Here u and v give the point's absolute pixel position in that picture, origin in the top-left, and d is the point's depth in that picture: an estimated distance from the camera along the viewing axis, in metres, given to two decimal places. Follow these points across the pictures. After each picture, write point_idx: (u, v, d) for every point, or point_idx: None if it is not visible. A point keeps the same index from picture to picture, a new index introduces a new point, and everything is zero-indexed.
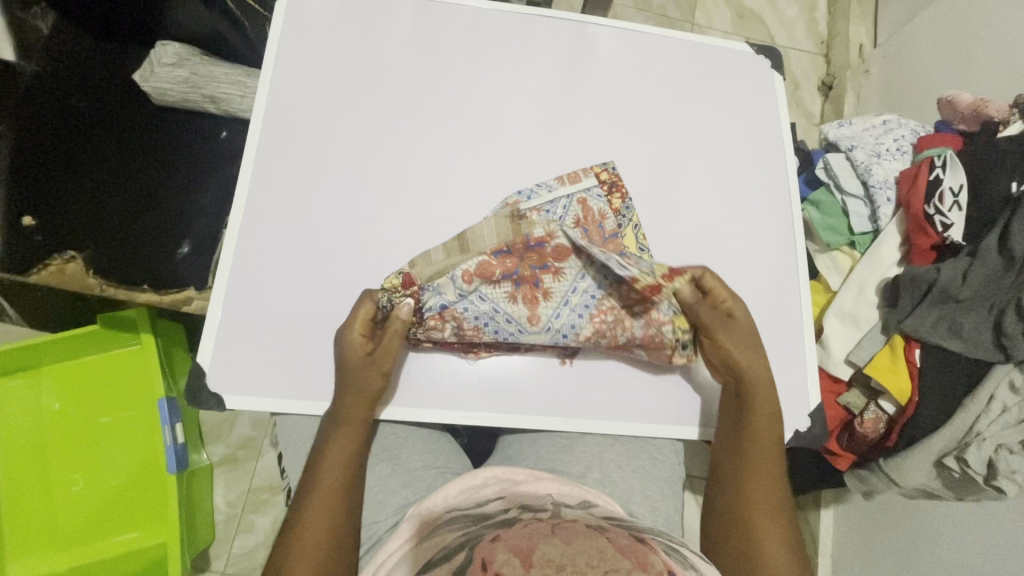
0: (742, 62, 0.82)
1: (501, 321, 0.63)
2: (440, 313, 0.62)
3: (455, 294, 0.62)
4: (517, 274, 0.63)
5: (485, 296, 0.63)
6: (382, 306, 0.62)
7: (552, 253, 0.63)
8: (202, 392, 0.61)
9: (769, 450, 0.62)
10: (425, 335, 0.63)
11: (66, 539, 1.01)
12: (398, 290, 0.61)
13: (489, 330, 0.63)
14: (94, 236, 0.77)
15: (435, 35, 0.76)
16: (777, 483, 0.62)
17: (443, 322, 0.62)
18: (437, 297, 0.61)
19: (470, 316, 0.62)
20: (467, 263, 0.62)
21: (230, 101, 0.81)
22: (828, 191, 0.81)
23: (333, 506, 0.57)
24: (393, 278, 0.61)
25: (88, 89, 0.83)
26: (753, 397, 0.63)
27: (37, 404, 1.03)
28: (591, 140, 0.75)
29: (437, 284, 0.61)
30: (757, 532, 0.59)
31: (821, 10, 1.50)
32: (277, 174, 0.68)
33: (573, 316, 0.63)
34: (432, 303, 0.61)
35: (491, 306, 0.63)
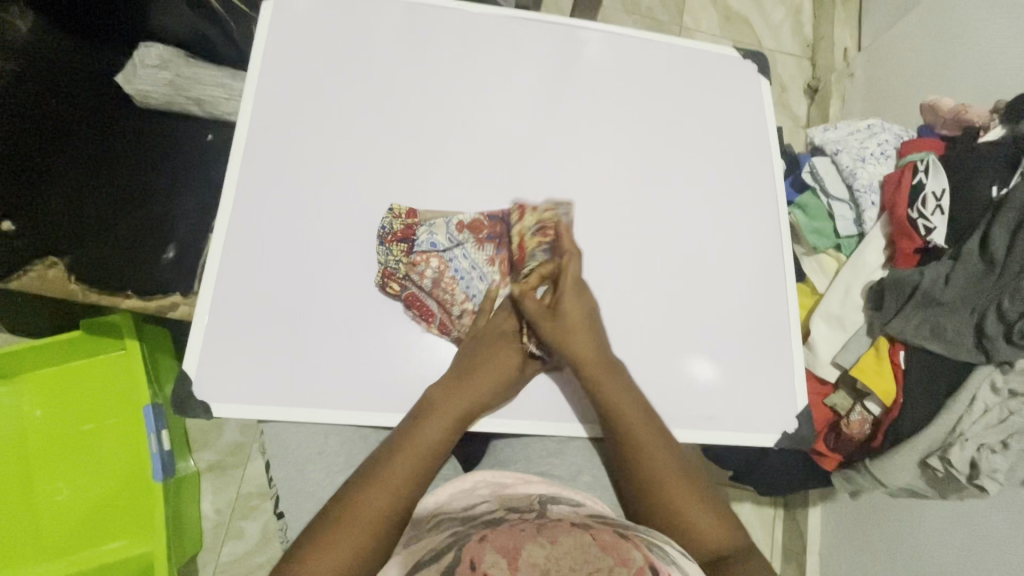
0: (729, 66, 0.83)
1: (468, 273, 0.69)
2: (428, 253, 0.67)
3: (445, 240, 0.68)
4: (501, 240, 0.70)
5: (487, 277, 0.70)
6: (383, 228, 0.67)
7: (537, 235, 0.68)
8: (189, 400, 0.60)
9: (651, 432, 0.62)
10: (409, 272, 0.66)
11: (49, 550, 0.99)
12: (400, 217, 0.68)
13: (461, 288, 0.68)
14: (75, 241, 0.75)
15: (424, 38, 0.76)
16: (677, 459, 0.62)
17: (428, 254, 0.67)
18: (429, 234, 0.68)
19: (452, 268, 0.68)
20: (462, 216, 0.70)
21: (215, 104, 0.81)
22: (813, 193, 0.81)
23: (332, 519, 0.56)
24: (399, 206, 0.69)
25: (66, 89, 0.80)
26: (577, 334, 0.64)
27: (19, 411, 1.01)
28: (579, 142, 0.75)
29: (432, 224, 0.68)
30: (672, 501, 0.60)
31: (807, 13, 1.52)
32: (264, 176, 0.68)
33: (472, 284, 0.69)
34: (424, 240, 0.68)
35: (470, 262, 0.69)
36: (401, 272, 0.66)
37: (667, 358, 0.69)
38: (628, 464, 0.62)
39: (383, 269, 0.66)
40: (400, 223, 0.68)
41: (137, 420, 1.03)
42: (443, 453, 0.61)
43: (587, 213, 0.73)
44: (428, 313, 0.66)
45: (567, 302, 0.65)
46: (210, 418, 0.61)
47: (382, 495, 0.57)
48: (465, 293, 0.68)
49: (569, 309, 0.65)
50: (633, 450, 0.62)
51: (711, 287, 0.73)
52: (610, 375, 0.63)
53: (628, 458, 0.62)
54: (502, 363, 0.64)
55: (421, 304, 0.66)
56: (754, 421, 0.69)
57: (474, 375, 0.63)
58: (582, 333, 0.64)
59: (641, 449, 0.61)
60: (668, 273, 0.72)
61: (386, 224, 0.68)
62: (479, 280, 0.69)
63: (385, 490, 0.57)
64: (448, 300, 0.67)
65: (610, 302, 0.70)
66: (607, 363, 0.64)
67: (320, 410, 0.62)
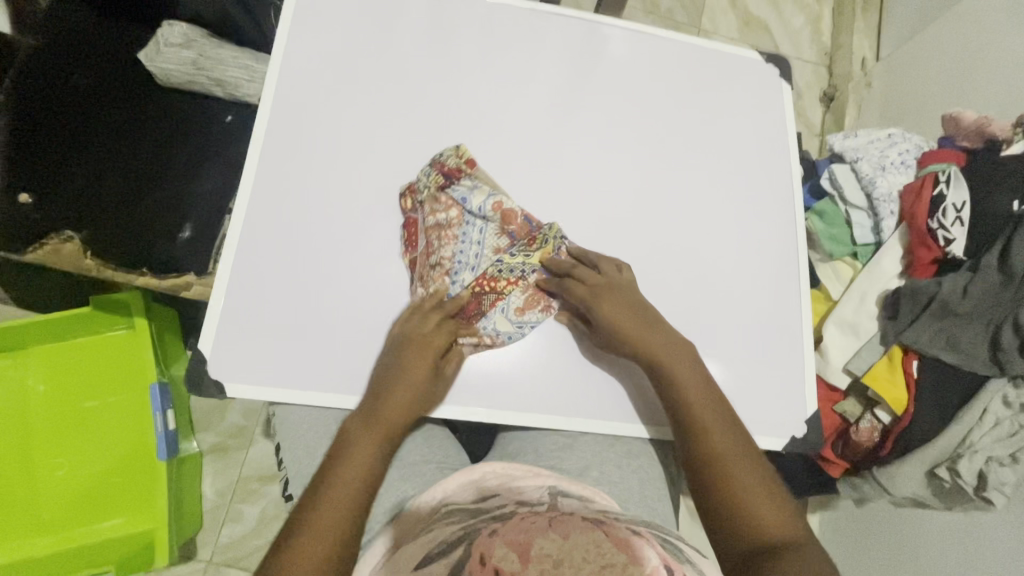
0: (750, 69, 0.82)
1: (473, 244, 0.67)
2: (453, 205, 0.68)
3: (477, 206, 0.68)
4: (516, 236, 0.69)
5: (482, 260, 0.67)
6: (439, 157, 0.70)
7: (552, 255, 0.69)
8: (203, 379, 0.60)
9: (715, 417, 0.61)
10: (429, 210, 0.67)
11: (46, 524, 0.99)
12: (460, 159, 0.69)
13: (456, 249, 0.67)
14: (89, 216, 0.75)
15: (449, 28, 0.76)
16: (740, 449, 0.60)
17: (453, 204, 0.68)
18: (467, 189, 0.68)
19: (460, 233, 0.67)
20: (506, 201, 0.69)
21: (236, 85, 0.81)
22: (831, 200, 0.81)
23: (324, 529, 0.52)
24: (461, 150, 0.70)
25: (85, 63, 0.80)
26: (630, 322, 0.65)
27: (23, 384, 1.01)
28: (597, 139, 0.75)
29: (477, 184, 0.69)
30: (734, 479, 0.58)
31: (826, 21, 1.52)
32: (285, 160, 0.68)
33: (469, 261, 0.67)
34: (461, 189, 0.68)
35: (479, 240, 0.68)
36: (421, 194, 0.68)
37: None
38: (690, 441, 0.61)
39: (412, 186, 0.69)
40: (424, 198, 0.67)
41: (142, 398, 1.04)
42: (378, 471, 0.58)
43: (604, 210, 0.73)
44: (416, 245, 0.67)
45: (609, 309, 0.65)
46: (224, 398, 0.61)
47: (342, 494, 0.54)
48: (453, 254, 0.67)
49: (611, 313, 0.65)
50: (695, 427, 0.61)
51: (725, 290, 0.73)
52: (665, 349, 0.64)
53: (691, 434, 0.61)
54: (411, 368, 0.61)
55: (411, 234, 0.67)
56: (764, 425, 0.69)
57: (399, 385, 0.60)
58: (629, 321, 0.65)
59: (701, 430, 0.60)
60: (683, 274, 0.72)
61: (443, 156, 0.70)
62: (477, 257, 0.67)
63: (331, 511, 0.53)
64: (437, 255, 0.66)
65: None
66: (664, 342, 0.65)
67: (334, 395, 0.62)
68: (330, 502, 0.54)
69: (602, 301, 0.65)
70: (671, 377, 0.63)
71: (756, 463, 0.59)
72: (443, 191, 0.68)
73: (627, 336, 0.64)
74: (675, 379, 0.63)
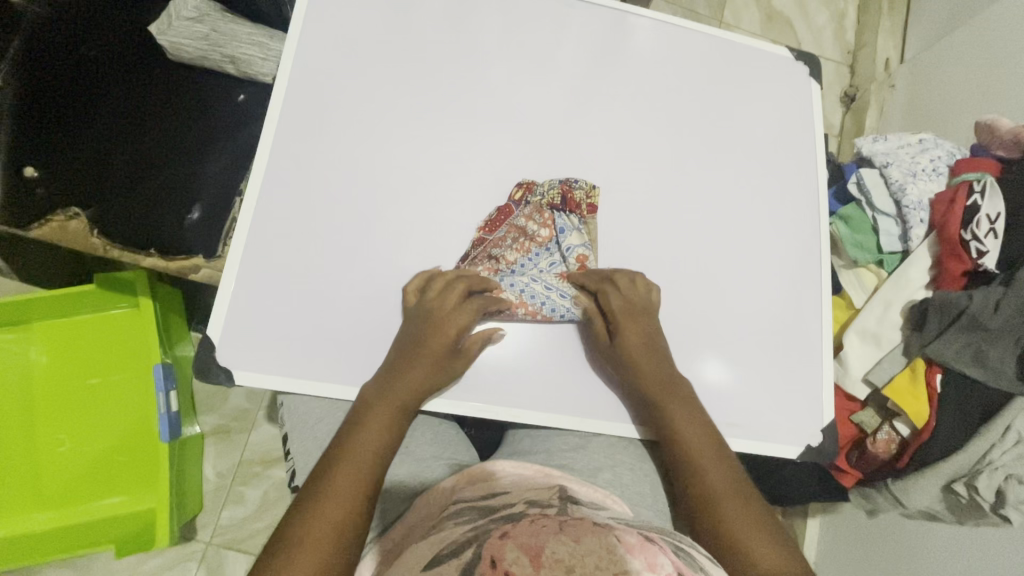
0: (779, 67, 0.80)
1: (535, 270, 0.67)
2: (547, 225, 0.67)
3: (563, 242, 0.67)
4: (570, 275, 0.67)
5: (536, 280, 0.66)
6: (574, 181, 0.68)
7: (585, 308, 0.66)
8: (211, 366, 0.59)
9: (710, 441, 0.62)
10: (524, 216, 0.67)
11: (47, 500, 0.99)
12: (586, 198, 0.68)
13: (521, 258, 0.67)
14: (96, 193, 0.72)
15: (472, 12, 0.73)
16: (733, 475, 0.60)
17: (550, 224, 0.67)
18: (575, 226, 0.67)
19: (530, 253, 0.67)
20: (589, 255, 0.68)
21: (250, 63, 0.77)
22: (857, 206, 0.79)
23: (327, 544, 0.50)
24: (594, 194, 0.69)
25: (97, 36, 0.78)
26: (636, 334, 0.64)
27: (24, 359, 1.00)
28: (620, 133, 0.73)
29: (580, 228, 0.68)
30: (722, 510, 0.58)
31: (850, 18, 1.48)
32: (299, 142, 0.66)
33: (524, 280, 0.65)
34: (568, 223, 0.67)
35: (540, 269, 0.67)
36: (540, 200, 0.68)
37: (694, 363, 0.68)
38: (682, 471, 0.61)
39: (535, 184, 0.69)
40: (448, 199, 0.67)
41: (145, 379, 1.03)
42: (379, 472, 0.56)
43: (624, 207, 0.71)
44: (493, 230, 0.67)
45: (628, 333, 0.64)
46: (233, 386, 0.59)
47: (348, 476, 0.54)
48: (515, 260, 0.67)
49: (631, 340, 0.64)
50: (686, 458, 0.61)
51: (746, 293, 0.71)
52: (665, 377, 0.64)
53: (682, 465, 0.61)
54: (410, 334, 0.61)
55: (496, 220, 0.67)
56: (778, 431, 0.68)
57: (405, 350, 0.60)
58: (639, 345, 0.64)
59: (693, 463, 0.61)
60: (702, 275, 0.71)
61: (576, 184, 0.68)
62: (530, 280, 0.66)
63: (326, 525, 0.51)
64: (503, 252, 0.67)
65: None
66: (667, 368, 0.64)
67: (345, 387, 0.61)
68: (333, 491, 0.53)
69: (629, 323, 0.64)
70: (667, 409, 0.63)
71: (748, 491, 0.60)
72: (551, 210, 0.68)
73: (635, 351, 0.64)
74: (668, 409, 0.63)
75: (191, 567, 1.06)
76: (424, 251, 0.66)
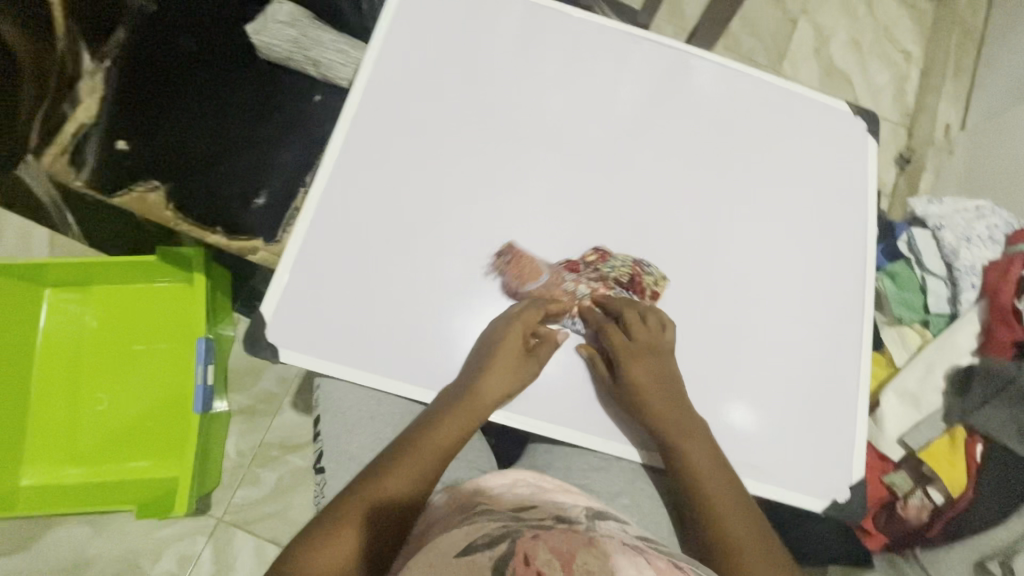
0: (837, 120, 0.81)
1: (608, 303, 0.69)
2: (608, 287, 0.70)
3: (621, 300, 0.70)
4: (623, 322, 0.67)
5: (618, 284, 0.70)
6: (648, 269, 0.71)
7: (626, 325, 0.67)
8: (260, 341, 0.62)
9: (717, 465, 0.62)
10: (593, 274, 0.70)
11: (78, 454, 1.04)
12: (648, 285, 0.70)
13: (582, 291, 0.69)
14: (175, 171, 0.77)
15: (543, 41, 0.78)
16: (751, 520, 0.60)
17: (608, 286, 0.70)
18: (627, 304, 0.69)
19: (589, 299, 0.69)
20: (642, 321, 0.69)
21: (331, 68, 0.83)
22: (907, 263, 0.80)
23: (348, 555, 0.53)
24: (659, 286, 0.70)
25: (196, 30, 0.85)
26: (641, 371, 0.64)
27: (82, 318, 1.08)
28: (672, 166, 0.75)
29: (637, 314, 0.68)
30: (736, 553, 0.58)
31: (913, 81, 1.48)
32: (369, 144, 0.70)
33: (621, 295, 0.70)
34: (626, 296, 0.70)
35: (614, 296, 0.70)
36: (609, 275, 0.70)
37: (725, 401, 0.68)
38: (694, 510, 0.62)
39: (611, 253, 0.71)
40: (500, 212, 0.70)
41: (185, 349, 1.09)
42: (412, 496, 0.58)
43: (669, 239, 0.72)
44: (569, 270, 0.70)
45: (636, 371, 0.64)
46: (278, 363, 0.63)
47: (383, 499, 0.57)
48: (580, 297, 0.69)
49: (637, 374, 0.64)
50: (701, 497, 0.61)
51: (783, 338, 0.71)
52: (677, 414, 0.64)
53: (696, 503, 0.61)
54: (506, 352, 0.63)
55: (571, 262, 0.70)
56: (804, 482, 0.67)
57: (492, 364, 0.62)
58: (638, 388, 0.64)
59: (710, 503, 0.61)
60: (740, 314, 0.71)
61: (648, 268, 0.71)
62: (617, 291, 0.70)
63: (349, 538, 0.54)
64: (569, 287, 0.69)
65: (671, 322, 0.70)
66: (682, 405, 0.64)
67: (381, 377, 0.63)
68: (369, 509, 0.56)
69: (634, 359, 0.64)
70: (681, 446, 0.62)
71: (754, 515, 0.61)
72: (615, 284, 0.70)
73: (641, 389, 0.64)
74: (685, 449, 0.62)
75: (200, 540, 1.09)
76: (472, 258, 0.68)
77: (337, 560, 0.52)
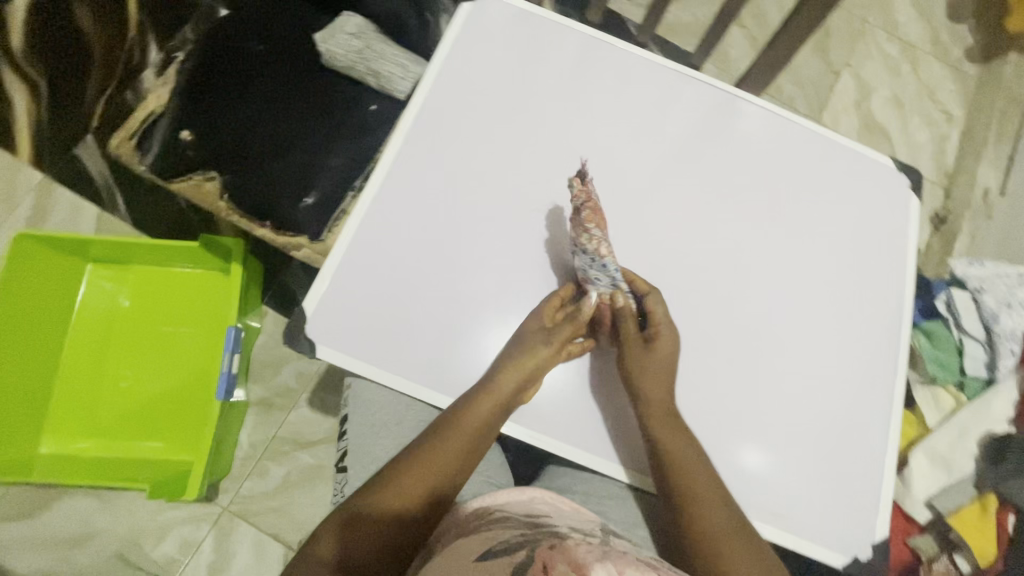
0: (880, 175, 0.81)
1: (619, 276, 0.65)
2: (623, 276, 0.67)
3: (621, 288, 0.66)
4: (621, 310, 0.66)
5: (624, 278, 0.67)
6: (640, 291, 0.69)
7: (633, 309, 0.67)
8: (300, 335, 0.64)
9: (700, 471, 0.62)
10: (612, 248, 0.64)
11: (96, 427, 1.06)
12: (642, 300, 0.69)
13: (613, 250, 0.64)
14: (232, 164, 0.81)
15: (597, 73, 0.80)
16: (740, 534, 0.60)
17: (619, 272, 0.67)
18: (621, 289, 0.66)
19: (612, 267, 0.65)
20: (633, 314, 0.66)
21: (390, 80, 0.86)
22: (945, 324, 0.81)
23: (385, 530, 0.56)
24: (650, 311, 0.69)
25: (266, 35, 0.89)
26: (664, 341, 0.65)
27: (117, 295, 1.11)
28: (713, 205, 0.76)
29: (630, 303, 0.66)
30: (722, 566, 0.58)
31: (952, 142, 1.48)
32: (421, 157, 0.72)
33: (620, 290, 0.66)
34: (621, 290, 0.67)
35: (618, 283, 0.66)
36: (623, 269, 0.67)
37: (749, 444, 0.67)
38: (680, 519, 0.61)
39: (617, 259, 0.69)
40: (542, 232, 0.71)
41: (211, 335, 1.11)
42: (448, 476, 0.60)
43: (705, 277, 0.73)
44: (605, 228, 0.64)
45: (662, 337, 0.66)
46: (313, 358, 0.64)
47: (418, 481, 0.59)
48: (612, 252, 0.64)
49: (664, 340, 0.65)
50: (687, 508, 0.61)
51: (812, 385, 0.71)
52: (670, 418, 0.63)
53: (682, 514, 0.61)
54: (536, 335, 0.64)
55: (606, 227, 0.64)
56: (824, 534, 0.66)
57: (523, 345, 0.63)
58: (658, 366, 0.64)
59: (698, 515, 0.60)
60: (769, 358, 0.71)
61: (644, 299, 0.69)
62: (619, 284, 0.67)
63: (386, 515, 0.57)
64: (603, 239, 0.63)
65: (701, 358, 0.70)
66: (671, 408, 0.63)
67: (411, 384, 0.64)
68: (406, 490, 0.58)
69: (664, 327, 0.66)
70: (666, 454, 0.62)
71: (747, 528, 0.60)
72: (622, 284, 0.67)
73: (661, 361, 0.64)
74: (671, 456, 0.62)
75: (203, 527, 1.09)
76: (510, 276, 0.69)
77: (376, 534, 0.55)
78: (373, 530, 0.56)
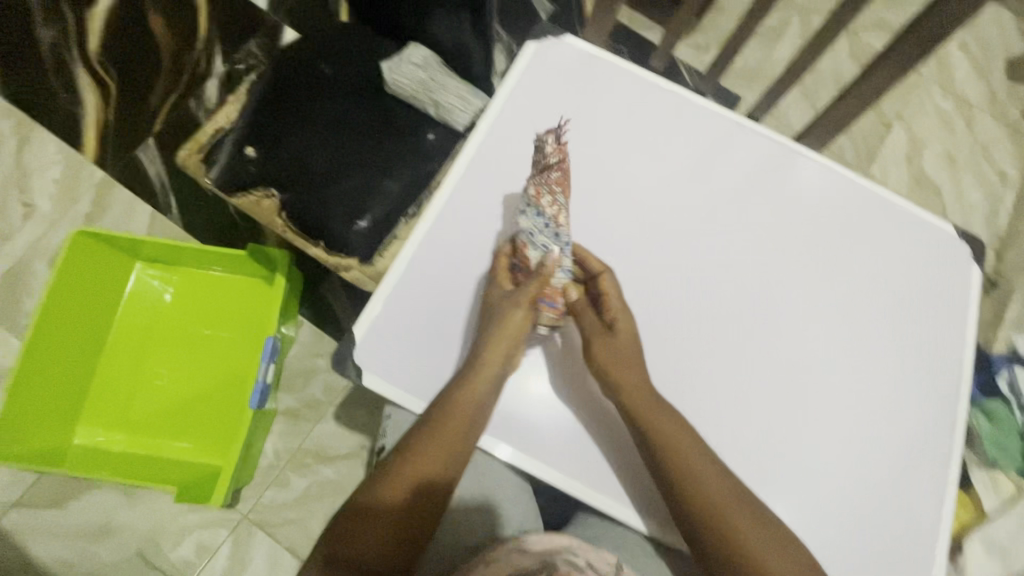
0: (940, 242, 0.79)
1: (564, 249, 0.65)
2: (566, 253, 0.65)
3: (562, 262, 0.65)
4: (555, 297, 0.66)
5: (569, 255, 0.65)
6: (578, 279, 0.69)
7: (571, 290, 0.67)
8: (347, 361, 0.65)
9: (717, 476, 0.60)
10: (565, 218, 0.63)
11: (128, 423, 1.08)
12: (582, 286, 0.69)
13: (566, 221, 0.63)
14: (291, 182, 0.84)
15: (656, 120, 0.80)
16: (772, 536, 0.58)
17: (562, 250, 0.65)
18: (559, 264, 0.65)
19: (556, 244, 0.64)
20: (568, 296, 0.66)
21: (450, 111, 0.88)
22: (1005, 404, 0.85)
23: (383, 529, 0.55)
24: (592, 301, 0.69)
25: (334, 58, 0.91)
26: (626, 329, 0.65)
27: (160, 294, 1.14)
28: (765, 261, 0.75)
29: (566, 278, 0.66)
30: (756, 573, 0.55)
31: (1007, 205, 1.43)
32: (477, 192, 0.73)
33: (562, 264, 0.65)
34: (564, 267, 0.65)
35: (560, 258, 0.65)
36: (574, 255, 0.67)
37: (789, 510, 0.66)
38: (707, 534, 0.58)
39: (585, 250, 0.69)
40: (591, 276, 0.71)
41: (247, 340, 1.13)
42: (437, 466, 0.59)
43: (753, 334, 0.72)
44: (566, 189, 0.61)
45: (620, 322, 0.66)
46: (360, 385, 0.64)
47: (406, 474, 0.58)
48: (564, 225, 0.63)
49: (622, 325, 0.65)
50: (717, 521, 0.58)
51: (856, 455, 0.69)
52: (681, 432, 0.61)
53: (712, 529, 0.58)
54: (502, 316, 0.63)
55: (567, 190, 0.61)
56: None
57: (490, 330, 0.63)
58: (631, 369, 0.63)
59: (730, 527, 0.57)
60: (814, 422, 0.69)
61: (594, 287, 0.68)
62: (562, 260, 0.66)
63: (381, 512, 0.56)
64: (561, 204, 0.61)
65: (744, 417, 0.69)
66: (674, 418, 0.62)
67: None
68: (394, 484, 0.57)
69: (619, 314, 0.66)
70: (684, 469, 0.59)
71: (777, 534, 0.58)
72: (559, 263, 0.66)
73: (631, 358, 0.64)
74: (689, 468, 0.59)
75: (221, 533, 1.10)
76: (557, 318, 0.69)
77: (373, 533, 0.55)
78: (375, 525, 0.55)
